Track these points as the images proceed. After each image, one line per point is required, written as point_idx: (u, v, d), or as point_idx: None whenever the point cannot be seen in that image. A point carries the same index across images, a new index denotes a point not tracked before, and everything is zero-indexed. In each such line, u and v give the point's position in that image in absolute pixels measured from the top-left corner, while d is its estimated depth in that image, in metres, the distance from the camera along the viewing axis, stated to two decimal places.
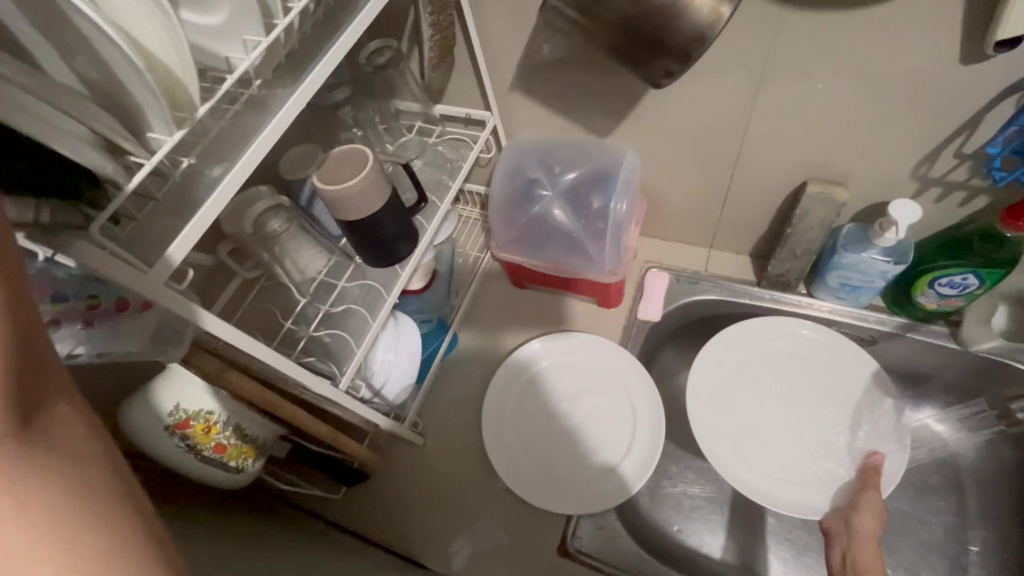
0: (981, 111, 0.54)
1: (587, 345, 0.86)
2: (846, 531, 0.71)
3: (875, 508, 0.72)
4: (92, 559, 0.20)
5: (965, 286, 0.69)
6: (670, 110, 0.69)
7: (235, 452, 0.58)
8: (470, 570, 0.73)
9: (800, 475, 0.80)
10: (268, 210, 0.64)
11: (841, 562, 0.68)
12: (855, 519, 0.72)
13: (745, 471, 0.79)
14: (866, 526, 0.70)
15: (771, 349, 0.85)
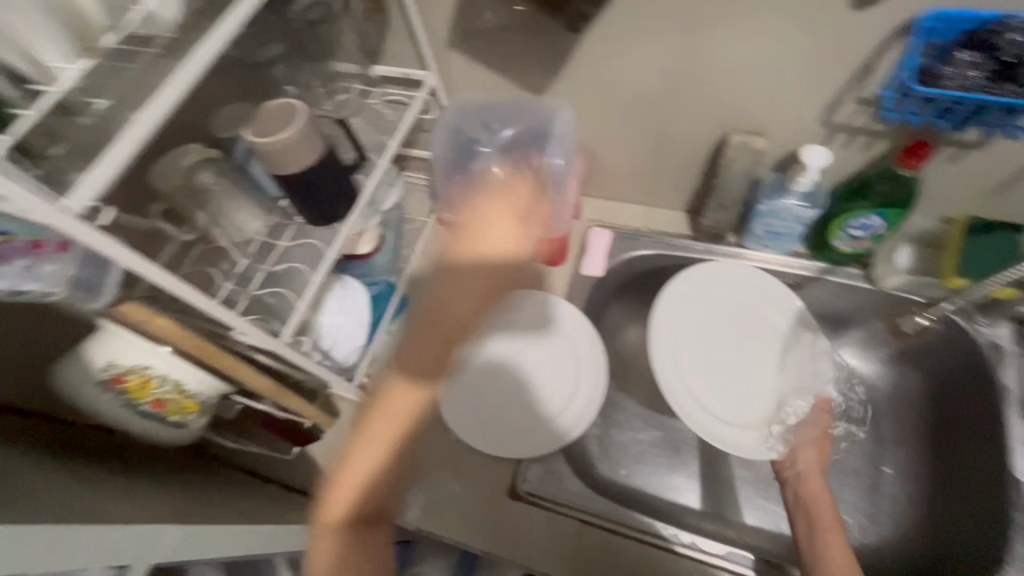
0: (874, 58, 0.58)
1: (536, 303, 0.88)
2: (795, 473, 0.74)
3: (822, 446, 0.78)
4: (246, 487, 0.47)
5: (871, 228, 0.75)
6: (600, 66, 0.71)
7: (175, 406, 0.58)
8: (424, 519, 0.76)
9: (749, 415, 0.84)
10: (200, 163, 0.66)
11: (795, 503, 0.70)
12: (799, 458, 0.75)
13: (703, 414, 0.81)
14: (811, 461, 0.74)
15: (736, 305, 0.88)
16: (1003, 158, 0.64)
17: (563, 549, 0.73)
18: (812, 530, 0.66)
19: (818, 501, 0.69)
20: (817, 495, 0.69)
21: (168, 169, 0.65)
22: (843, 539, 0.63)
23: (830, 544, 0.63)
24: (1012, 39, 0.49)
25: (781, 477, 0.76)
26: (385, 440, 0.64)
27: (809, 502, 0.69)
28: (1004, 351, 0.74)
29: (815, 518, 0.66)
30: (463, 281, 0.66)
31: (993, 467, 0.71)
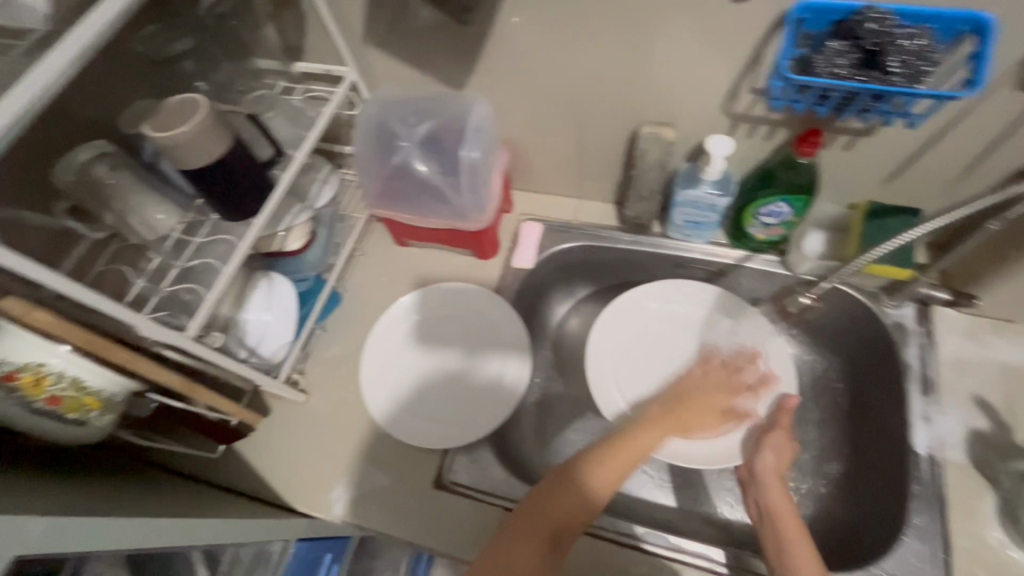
0: (759, 47, 0.61)
1: (467, 297, 0.90)
2: (752, 476, 0.74)
3: (782, 449, 0.76)
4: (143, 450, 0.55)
5: (781, 214, 0.77)
6: (512, 58, 0.73)
7: (74, 404, 0.57)
8: (351, 512, 0.77)
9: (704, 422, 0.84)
10: (92, 159, 0.64)
11: (758, 512, 0.70)
12: (755, 460, 0.75)
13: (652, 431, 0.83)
14: (767, 464, 0.74)
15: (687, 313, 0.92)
16: (890, 143, 0.67)
17: (481, 537, 0.74)
18: (778, 545, 0.64)
19: (782, 514, 0.67)
20: (778, 508, 0.68)
21: (65, 166, 0.63)
22: (809, 548, 0.63)
23: (798, 558, 0.62)
24: (869, 27, 0.52)
25: (745, 488, 0.74)
26: (540, 519, 0.65)
27: (773, 516, 0.67)
28: (908, 330, 0.77)
29: (781, 534, 0.65)
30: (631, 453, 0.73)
31: (898, 442, 0.73)
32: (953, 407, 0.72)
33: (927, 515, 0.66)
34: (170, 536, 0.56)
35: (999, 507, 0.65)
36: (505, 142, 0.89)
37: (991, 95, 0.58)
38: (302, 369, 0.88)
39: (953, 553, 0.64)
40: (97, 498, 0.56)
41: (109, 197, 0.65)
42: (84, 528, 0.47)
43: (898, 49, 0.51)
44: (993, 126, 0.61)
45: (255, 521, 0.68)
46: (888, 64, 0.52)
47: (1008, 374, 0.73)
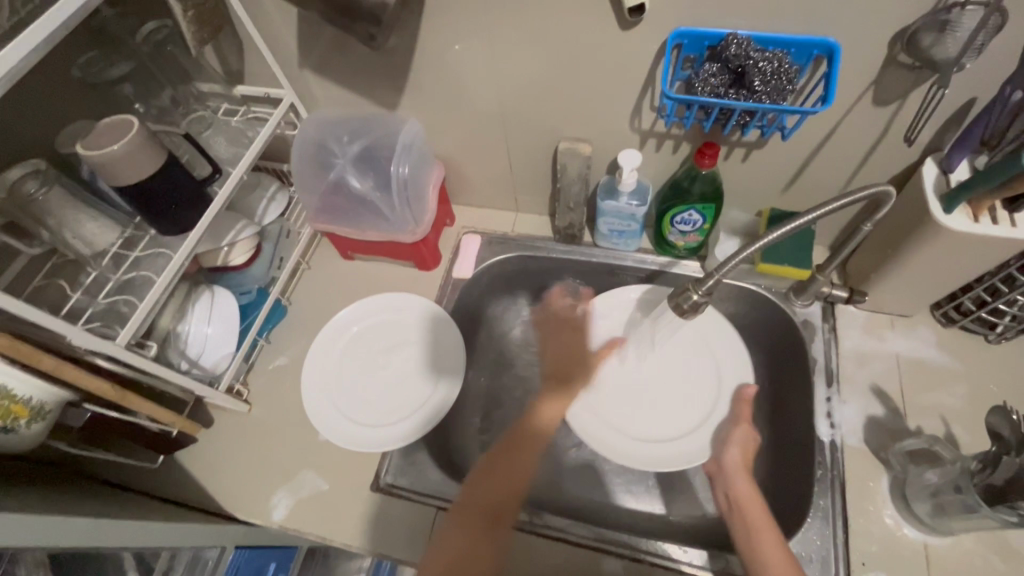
0: (652, 69, 0.68)
1: (407, 307, 0.94)
2: (720, 470, 0.77)
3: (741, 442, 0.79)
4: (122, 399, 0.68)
5: (694, 222, 0.83)
6: (437, 80, 0.79)
7: (1, 411, 0.58)
8: (290, 517, 0.78)
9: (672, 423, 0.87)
10: (24, 176, 0.66)
11: (726, 502, 0.73)
12: (723, 455, 0.78)
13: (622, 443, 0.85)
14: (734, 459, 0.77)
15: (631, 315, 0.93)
16: (780, 154, 0.74)
17: (416, 536, 0.76)
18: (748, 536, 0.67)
19: (748, 504, 0.70)
20: (747, 501, 0.71)
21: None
22: (775, 536, 0.65)
23: (765, 541, 0.65)
24: (733, 51, 0.59)
25: (717, 486, 0.77)
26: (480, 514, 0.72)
27: (742, 510, 0.70)
28: (815, 327, 0.82)
29: (749, 523, 0.68)
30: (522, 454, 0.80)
31: (806, 431, 0.78)
32: (853, 396, 0.77)
33: (829, 497, 0.71)
34: (95, 536, 0.58)
35: (892, 487, 0.71)
36: (442, 159, 0.95)
37: (853, 112, 0.66)
38: (245, 380, 0.90)
39: (852, 531, 0.69)
40: (22, 500, 0.58)
41: (42, 213, 0.67)
42: (1, 521, 0.49)
43: (761, 69, 0.58)
44: (862, 138, 0.69)
45: (191, 526, 0.69)
46: (755, 82, 0.58)
47: (902, 365, 0.79)
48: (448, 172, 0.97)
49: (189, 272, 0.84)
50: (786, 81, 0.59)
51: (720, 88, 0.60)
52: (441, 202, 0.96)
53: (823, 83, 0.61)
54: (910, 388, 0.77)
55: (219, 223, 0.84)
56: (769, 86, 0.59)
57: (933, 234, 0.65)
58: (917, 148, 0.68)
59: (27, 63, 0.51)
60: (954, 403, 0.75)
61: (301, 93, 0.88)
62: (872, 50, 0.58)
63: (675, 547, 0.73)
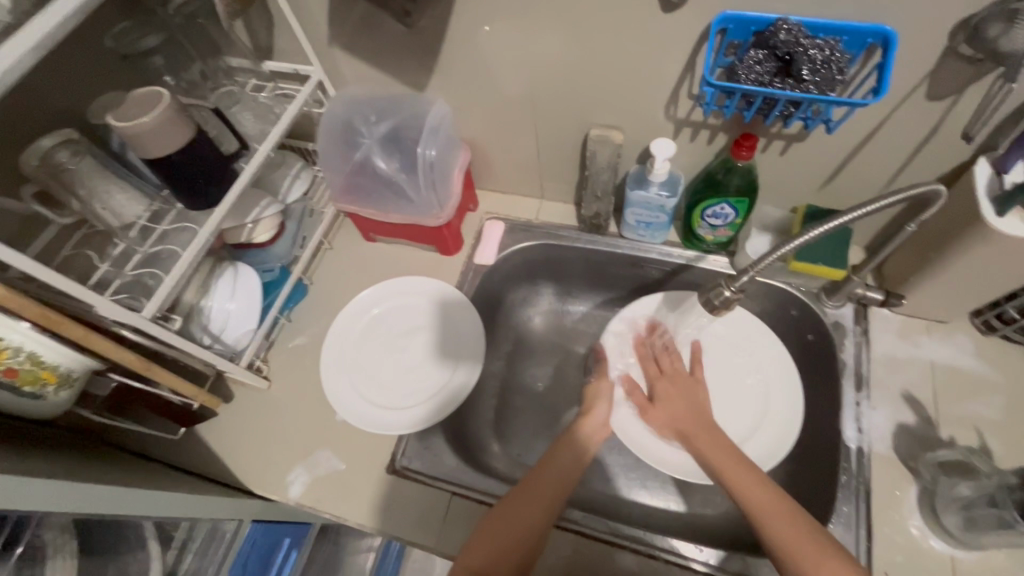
0: (693, 54, 0.65)
1: (427, 289, 0.94)
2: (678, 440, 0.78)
3: (677, 407, 0.80)
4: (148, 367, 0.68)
5: (725, 216, 0.81)
6: (469, 60, 0.77)
7: (30, 377, 0.60)
8: (306, 493, 0.79)
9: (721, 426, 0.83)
10: (56, 145, 0.66)
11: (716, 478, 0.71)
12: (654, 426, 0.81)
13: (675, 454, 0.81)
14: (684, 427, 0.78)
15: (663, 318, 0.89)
16: (822, 148, 0.71)
17: (430, 519, 0.76)
18: (765, 532, 0.63)
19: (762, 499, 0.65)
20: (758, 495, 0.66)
21: (29, 151, 0.65)
22: (789, 526, 0.62)
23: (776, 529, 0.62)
24: (782, 37, 0.56)
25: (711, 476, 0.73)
26: (506, 533, 0.66)
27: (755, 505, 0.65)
28: (846, 330, 0.80)
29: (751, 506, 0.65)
30: (559, 464, 0.74)
31: (832, 436, 0.76)
32: (883, 402, 0.75)
33: (853, 503, 0.70)
34: (116, 504, 0.59)
35: (920, 497, 0.69)
36: (468, 142, 0.93)
37: (902, 106, 0.63)
38: (265, 357, 0.91)
39: (876, 539, 0.67)
40: (48, 465, 0.59)
41: (73, 183, 0.67)
42: (33, 485, 0.50)
43: (811, 57, 0.55)
44: (911, 134, 0.65)
45: (211, 498, 0.70)
46: (803, 71, 0.56)
47: (936, 372, 0.76)
48: (474, 156, 0.95)
49: (214, 248, 0.84)
50: (836, 71, 0.56)
51: (764, 77, 0.57)
52: (466, 187, 0.94)
53: (875, 74, 0.58)
54: (944, 396, 0.74)
55: (244, 200, 0.84)
56: (818, 76, 0.56)
57: (981, 237, 0.62)
58: (969, 146, 0.65)
59: (63, 31, 0.51)
60: (989, 414, 0.73)
61: (330, 70, 0.87)
62: (930, 40, 0.55)
63: (690, 546, 0.72)
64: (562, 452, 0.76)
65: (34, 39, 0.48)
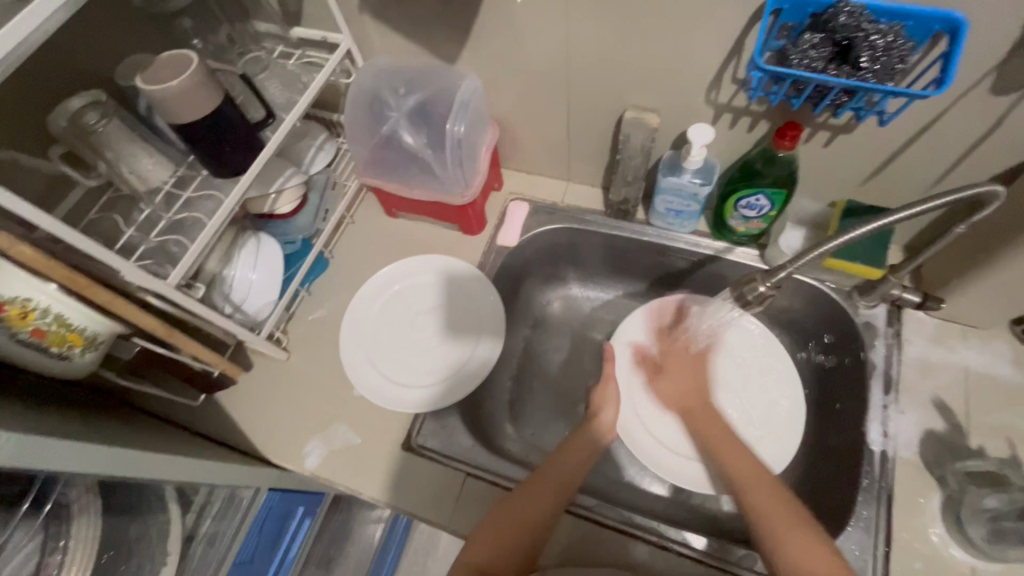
0: (741, 37, 0.62)
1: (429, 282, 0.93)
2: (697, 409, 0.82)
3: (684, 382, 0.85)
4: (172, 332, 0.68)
5: (760, 208, 0.78)
6: (503, 34, 0.74)
7: (58, 338, 0.60)
8: (322, 465, 0.80)
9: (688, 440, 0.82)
10: (84, 106, 0.65)
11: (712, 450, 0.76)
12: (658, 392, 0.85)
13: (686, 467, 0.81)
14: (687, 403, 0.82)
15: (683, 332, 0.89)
16: (869, 140, 0.68)
17: (443, 498, 0.76)
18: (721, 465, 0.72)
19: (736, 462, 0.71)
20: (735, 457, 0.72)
21: (56, 111, 0.65)
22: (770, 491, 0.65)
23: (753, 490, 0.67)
24: (842, 20, 0.52)
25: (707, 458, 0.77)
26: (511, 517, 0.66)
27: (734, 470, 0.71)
28: (877, 330, 0.78)
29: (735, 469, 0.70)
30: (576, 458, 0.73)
31: (854, 438, 0.75)
32: (912, 406, 0.73)
33: (874, 508, 0.68)
34: (140, 466, 0.60)
35: (944, 505, 0.67)
36: (497, 119, 0.91)
37: (965, 97, 0.59)
38: (285, 329, 0.91)
39: (895, 544, 0.66)
40: (76, 426, 0.60)
41: (100, 145, 0.66)
42: (61, 446, 0.51)
43: (872, 43, 0.52)
44: (969, 128, 0.62)
45: (230, 465, 0.71)
46: (862, 58, 0.53)
47: (969, 379, 0.74)
48: (501, 133, 0.93)
49: (237, 217, 0.83)
50: (897, 59, 0.53)
51: (818, 63, 0.55)
52: (492, 165, 0.92)
53: (940, 62, 0.55)
54: (976, 404, 0.72)
55: (269, 169, 0.82)
56: (877, 64, 0.53)
57: None
58: None
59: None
60: None
61: (359, 39, 0.84)
62: (1003, 29, 0.52)
63: (702, 540, 0.71)
64: (574, 443, 0.75)
65: None
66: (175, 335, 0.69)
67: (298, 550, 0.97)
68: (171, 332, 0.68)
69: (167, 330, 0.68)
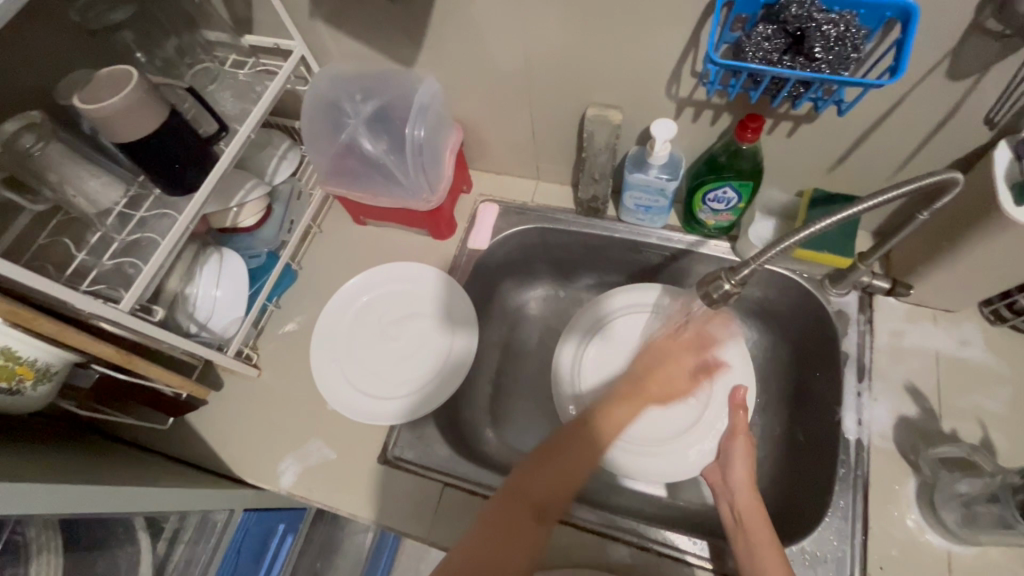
0: (696, 29, 0.61)
1: (405, 285, 0.92)
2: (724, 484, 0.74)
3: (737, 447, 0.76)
4: (132, 360, 0.66)
5: (728, 201, 0.77)
6: (458, 35, 0.72)
7: (6, 373, 0.58)
8: (297, 482, 0.79)
9: (641, 434, 0.81)
10: (20, 129, 0.64)
11: (731, 514, 0.71)
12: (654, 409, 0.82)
13: (638, 461, 0.79)
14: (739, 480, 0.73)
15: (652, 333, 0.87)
16: (831, 130, 0.67)
17: (422, 509, 0.75)
18: (746, 547, 0.65)
19: (752, 519, 0.68)
20: (746, 508, 0.70)
21: None
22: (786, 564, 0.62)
23: (765, 558, 0.63)
24: (794, 11, 0.52)
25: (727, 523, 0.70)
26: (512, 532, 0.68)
27: (743, 519, 0.68)
28: (849, 318, 0.77)
29: (749, 535, 0.66)
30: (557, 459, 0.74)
31: (830, 427, 0.75)
32: (884, 393, 0.73)
33: (850, 497, 0.68)
34: (100, 500, 0.58)
35: (918, 491, 0.68)
36: (461, 121, 0.89)
37: (922, 83, 0.58)
38: (255, 345, 0.89)
39: (872, 532, 0.67)
40: (30, 463, 0.58)
41: (41, 169, 0.64)
42: (9, 487, 0.49)
43: (824, 33, 0.51)
44: (928, 115, 0.62)
45: (200, 490, 0.69)
46: (815, 48, 0.52)
47: (941, 363, 0.74)
48: (467, 135, 0.91)
49: (198, 233, 0.81)
50: (850, 48, 0.52)
51: (772, 55, 0.54)
52: (458, 167, 0.90)
53: (893, 50, 0.54)
54: (947, 388, 0.72)
55: (228, 183, 0.80)
56: (831, 54, 0.52)
57: (997, 226, 0.59)
58: (991, 129, 0.61)
59: (14, 5, 0.47)
60: (994, 406, 0.71)
61: (313, 44, 0.82)
62: (956, 15, 0.51)
63: (685, 538, 0.71)
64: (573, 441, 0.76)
65: None
66: (136, 361, 0.67)
67: (282, 567, 0.96)
68: (132, 359, 0.66)
69: (128, 357, 0.66)
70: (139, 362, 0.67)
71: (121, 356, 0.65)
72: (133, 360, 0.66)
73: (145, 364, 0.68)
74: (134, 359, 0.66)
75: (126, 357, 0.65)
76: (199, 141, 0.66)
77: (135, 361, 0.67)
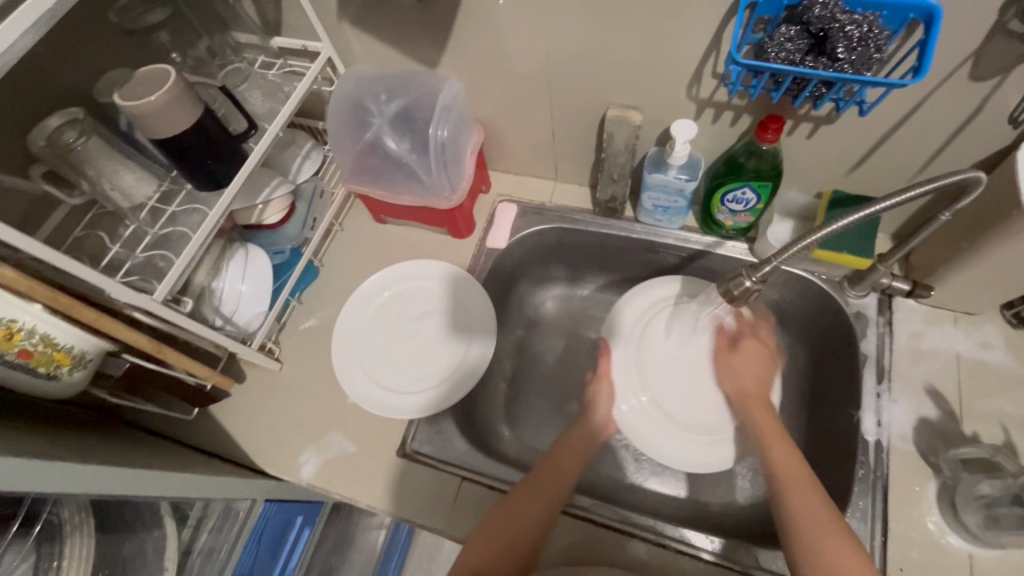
0: (718, 31, 0.62)
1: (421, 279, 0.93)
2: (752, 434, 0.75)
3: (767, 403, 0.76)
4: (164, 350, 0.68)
5: (747, 201, 0.78)
6: (481, 37, 0.74)
7: (45, 358, 0.60)
8: (316, 473, 0.80)
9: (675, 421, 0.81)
10: (63, 124, 0.65)
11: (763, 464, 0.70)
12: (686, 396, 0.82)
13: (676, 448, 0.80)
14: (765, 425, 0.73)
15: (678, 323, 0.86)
16: (852, 130, 0.68)
17: (439, 502, 0.76)
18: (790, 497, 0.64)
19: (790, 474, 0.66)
20: (782, 459, 0.68)
21: (37, 133, 0.64)
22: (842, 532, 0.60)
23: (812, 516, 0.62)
24: (817, 11, 0.52)
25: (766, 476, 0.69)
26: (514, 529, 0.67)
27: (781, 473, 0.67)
28: (868, 320, 0.77)
29: (792, 489, 0.65)
30: (549, 479, 0.72)
31: (849, 428, 0.75)
32: (904, 395, 0.73)
33: (869, 498, 0.68)
34: (130, 483, 0.59)
35: (939, 493, 0.67)
36: (482, 121, 0.90)
37: (945, 84, 0.59)
38: (277, 339, 0.91)
39: (891, 533, 0.66)
40: (66, 446, 0.60)
41: (81, 163, 0.66)
42: (46, 468, 0.51)
43: (847, 33, 0.52)
44: (950, 115, 0.62)
45: (223, 478, 0.71)
46: (838, 48, 0.52)
47: (961, 365, 0.74)
48: (487, 136, 0.93)
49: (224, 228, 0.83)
50: (873, 49, 0.52)
51: (795, 55, 0.54)
52: (477, 167, 0.92)
53: (916, 51, 0.55)
54: (968, 390, 0.72)
55: (255, 180, 0.82)
56: (854, 54, 0.52)
57: (1020, 227, 0.59)
58: (1014, 129, 0.61)
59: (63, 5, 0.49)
60: (1016, 409, 0.70)
61: (340, 46, 0.84)
62: (979, 15, 0.51)
63: (700, 536, 0.71)
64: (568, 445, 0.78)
65: (28, 18, 0.46)
66: (168, 352, 0.69)
67: (299, 559, 0.97)
68: (164, 350, 0.68)
69: (160, 347, 0.68)
70: (171, 352, 0.69)
71: (153, 345, 0.67)
72: (165, 351, 0.68)
73: (176, 355, 0.70)
74: (166, 350, 0.68)
75: (159, 347, 0.67)
76: (231, 138, 0.68)
77: (167, 352, 0.69)
